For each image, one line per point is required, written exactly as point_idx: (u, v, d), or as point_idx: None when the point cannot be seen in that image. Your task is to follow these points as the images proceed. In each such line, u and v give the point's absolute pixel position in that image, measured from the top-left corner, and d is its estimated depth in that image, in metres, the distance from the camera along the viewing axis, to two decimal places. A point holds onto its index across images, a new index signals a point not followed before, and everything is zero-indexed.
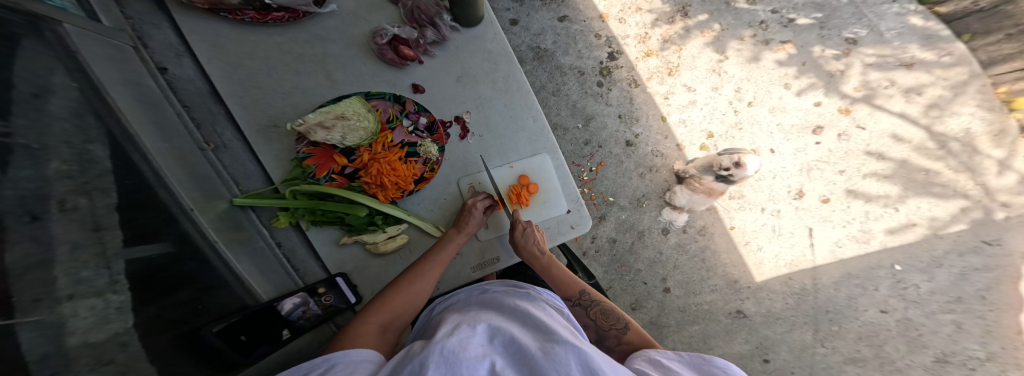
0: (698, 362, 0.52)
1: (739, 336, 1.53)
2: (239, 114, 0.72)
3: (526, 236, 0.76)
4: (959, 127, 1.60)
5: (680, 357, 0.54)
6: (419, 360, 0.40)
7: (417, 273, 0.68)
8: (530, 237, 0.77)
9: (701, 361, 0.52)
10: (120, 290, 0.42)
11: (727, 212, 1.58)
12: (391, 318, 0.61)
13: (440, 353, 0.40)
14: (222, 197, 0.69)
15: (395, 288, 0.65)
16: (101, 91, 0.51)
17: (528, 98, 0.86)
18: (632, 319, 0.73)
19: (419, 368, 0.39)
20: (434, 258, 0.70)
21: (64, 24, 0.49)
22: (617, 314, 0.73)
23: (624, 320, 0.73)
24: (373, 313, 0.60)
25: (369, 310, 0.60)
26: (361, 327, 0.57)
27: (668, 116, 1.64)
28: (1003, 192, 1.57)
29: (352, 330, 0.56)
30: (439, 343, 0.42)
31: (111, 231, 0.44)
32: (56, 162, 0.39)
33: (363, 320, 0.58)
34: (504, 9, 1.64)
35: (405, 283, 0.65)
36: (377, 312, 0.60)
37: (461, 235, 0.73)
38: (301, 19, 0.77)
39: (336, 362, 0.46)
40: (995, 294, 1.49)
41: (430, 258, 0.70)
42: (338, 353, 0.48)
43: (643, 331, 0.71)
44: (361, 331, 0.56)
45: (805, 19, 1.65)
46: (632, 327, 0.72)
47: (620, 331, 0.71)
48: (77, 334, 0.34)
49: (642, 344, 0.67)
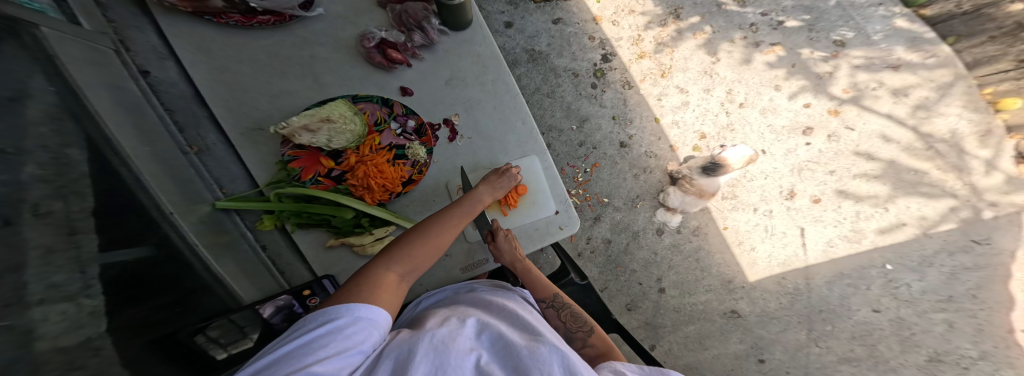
0: None
1: (733, 337, 1.54)
2: (223, 117, 0.71)
3: (509, 244, 0.76)
4: (946, 128, 1.62)
5: (640, 370, 0.54)
6: (408, 346, 0.40)
7: (448, 224, 0.63)
8: (508, 247, 0.76)
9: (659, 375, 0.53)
10: (94, 294, 0.42)
11: (720, 213, 1.60)
12: (411, 268, 0.56)
13: (429, 341, 0.40)
14: (204, 201, 0.69)
15: (423, 237, 0.59)
16: (79, 95, 0.50)
17: (516, 100, 0.86)
18: (598, 324, 0.74)
19: (408, 354, 0.39)
20: (465, 212, 0.66)
21: (40, 27, 0.49)
22: (585, 317, 0.74)
23: (591, 323, 0.74)
24: (396, 260, 0.54)
25: (391, 257, 0.54)
26: (382, 275, 0.51)
27: (661, 117, 1.65)
28: (992, 192, 1.59)
29: (372, 276, 0.51)
30: (429, 332, 0.42)
31: (86, 234, 0.43)
32: (31, 166, 0.39)
33: (384, 266, 0.53)
34: (498, 12, 1.66)
35: (433, 230, 0.60)
36: (401, 261, 0.55)
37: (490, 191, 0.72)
38: (288, 23, 0.78)
39: (360, 316, 0.43)
40: (985, 292, 1.51)
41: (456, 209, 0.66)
42: (364, 307, 0.44)
43: (607, 337, 0.72)
44: (382, 278, 0.51)
45: (794, 21, 1.68)
46: (597, 330, 0.73)
47: (586, 333, 0.72)
48: (47, 339, 0.34)
49: (605, 349, 0.69)
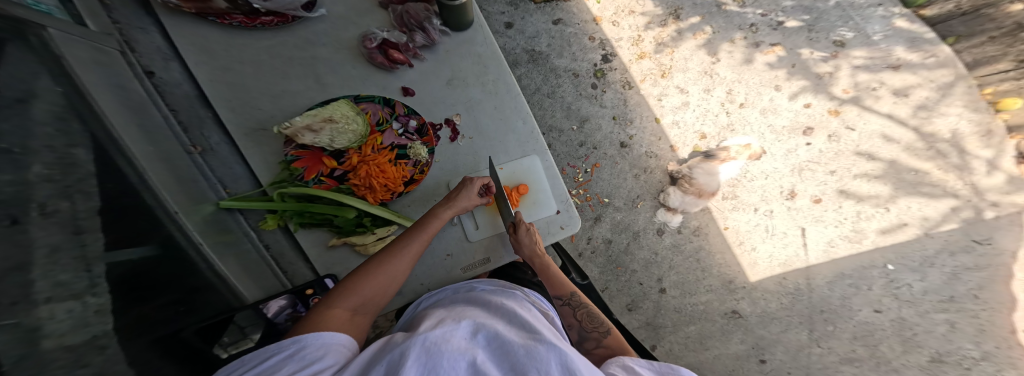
0: (665, 371, 0.53)
1: (734, 337, 1.53)
2: (227, 117, 0.72)
3: (530, 237, 0.77)
4: (947, 128, 1.62)
5: (651, 365, 0.55)
6: (401, 349, 0.40)
7: (393, 252, 0.63)
8: (529, 240, 0.77)
9: (668, 369, 0.53)
10: (100, 293, 0.42)
11: (721, 213, 1.60)
12: (360, 302, 0.57)
13: (421, 343, 0.40)
14: (208, 200, 0.69)
15: (368, 270, 0.60)
16: (85, 96, 0.51)
17: (517, 100, 0.87)
18: (615, 327, 0.74)
19: (401, 356, 0.39)
20: (412, 238, 0.66)
21: (48, 29, 0.49)
22: (602, 318, 0.75)
23: (607, 325, 0.74)
24: (341, 296, 0.56)
25: (337, 294, 0.56)
26: (327, 312, 0.53)
27: (661, 118, 1.65)
28: (992, 192, 1.59)
29: (318, 315, 0.52)
30: (422, 334, 0.42)
31: (92, 234, 0.44)
32: (38, 166, 0.39)
33: (330, 304, 0.54)
34: (498, 13, 1.66)
35: (380, 263, 0.61)
36: (347, 296, 0.56)
37: (445, 213, 0.71)
38: (291, 24, 0.79)
39: (307, 343, 0.44)
40: (987, 293, 1.50)
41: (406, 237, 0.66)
42: (308, 335, 0.46)
43: (623, 339, 0.72)
44: (327, 315, 0.52)
45: (794, 21, 1.68)
46: (614, 332, 0.73)
47: (601, 334, 0.72)
48: (53, 337, 0.34)
49: (620, 351, 0.68)
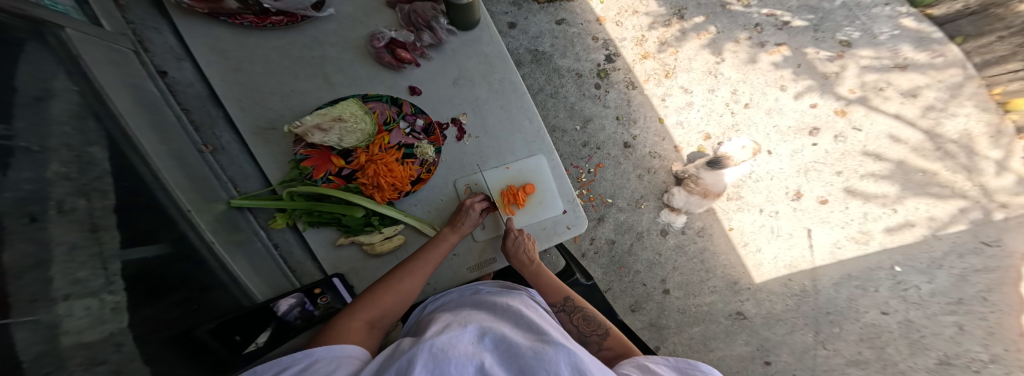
0: (683, 368, 0.53)
1: (739, 338, 1.53)
2: (237, 116, 0.72)
3: (518, 244, 0.78)
4: (956, 129, 1.61)
5: (667, 361, 0.55)
6: (409, 356, 0.40)
7: (407, 271, 0.66)
8: (522, 245, 0.78)
9: (685, 366, 0.53)
10: (115, 291, 0.42)
11: (725, 213, 1.59)
12: (378, 315, 0.61)
13: (428, 350, 0.40)
14: (219, 199, 0.70)
15: (384, 285, 0.63)
16: (102, 95, 0.52)
17: (523, 100, 0.87)
18: (612, 324, 0.74)
19: (408, 363, 0.39)
20: (425, 257, 0.68)
21: (65, 29, 0.50)
22: (598, 320, 0.74)
23: (604, 325, 0.74)
24: (359, 309, 0.59)
25: (355, 307, 0.59)
26: (348, 324, 0.56)
27: (666, 118, 1.65)
28: (1002, 193, 1.57)
29: (338, 326, 0.56)
30: (429, 340, 0.42)
31: (108, 231, 0.44)
32: (55, 164, 0.40)
33: (349, 316, 0.58)
34: (502, 13, 1.66)
35: (394, 281, 0.64)
36: (365, 308, 0.60)
37: (453, 235, 0.71)
38: (299, 23, 0.79)
39: (318, 356, 0.46)
40: (997, 295, 1.49)
41: (418, 257, 0.68)
42: (320, 348, 0.47)
43: (622, 336, 0.73)
44: (348, 327, 0.55)
45: (799, 21, 1.68)
46: (613, 332, 0.73)
47: (601, 336, 0.72)
48: (72, 334, 0.34)
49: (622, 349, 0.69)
